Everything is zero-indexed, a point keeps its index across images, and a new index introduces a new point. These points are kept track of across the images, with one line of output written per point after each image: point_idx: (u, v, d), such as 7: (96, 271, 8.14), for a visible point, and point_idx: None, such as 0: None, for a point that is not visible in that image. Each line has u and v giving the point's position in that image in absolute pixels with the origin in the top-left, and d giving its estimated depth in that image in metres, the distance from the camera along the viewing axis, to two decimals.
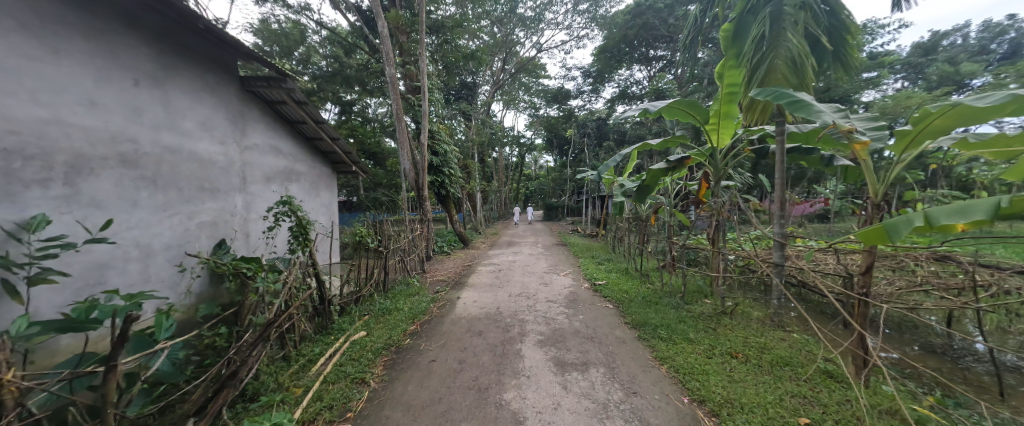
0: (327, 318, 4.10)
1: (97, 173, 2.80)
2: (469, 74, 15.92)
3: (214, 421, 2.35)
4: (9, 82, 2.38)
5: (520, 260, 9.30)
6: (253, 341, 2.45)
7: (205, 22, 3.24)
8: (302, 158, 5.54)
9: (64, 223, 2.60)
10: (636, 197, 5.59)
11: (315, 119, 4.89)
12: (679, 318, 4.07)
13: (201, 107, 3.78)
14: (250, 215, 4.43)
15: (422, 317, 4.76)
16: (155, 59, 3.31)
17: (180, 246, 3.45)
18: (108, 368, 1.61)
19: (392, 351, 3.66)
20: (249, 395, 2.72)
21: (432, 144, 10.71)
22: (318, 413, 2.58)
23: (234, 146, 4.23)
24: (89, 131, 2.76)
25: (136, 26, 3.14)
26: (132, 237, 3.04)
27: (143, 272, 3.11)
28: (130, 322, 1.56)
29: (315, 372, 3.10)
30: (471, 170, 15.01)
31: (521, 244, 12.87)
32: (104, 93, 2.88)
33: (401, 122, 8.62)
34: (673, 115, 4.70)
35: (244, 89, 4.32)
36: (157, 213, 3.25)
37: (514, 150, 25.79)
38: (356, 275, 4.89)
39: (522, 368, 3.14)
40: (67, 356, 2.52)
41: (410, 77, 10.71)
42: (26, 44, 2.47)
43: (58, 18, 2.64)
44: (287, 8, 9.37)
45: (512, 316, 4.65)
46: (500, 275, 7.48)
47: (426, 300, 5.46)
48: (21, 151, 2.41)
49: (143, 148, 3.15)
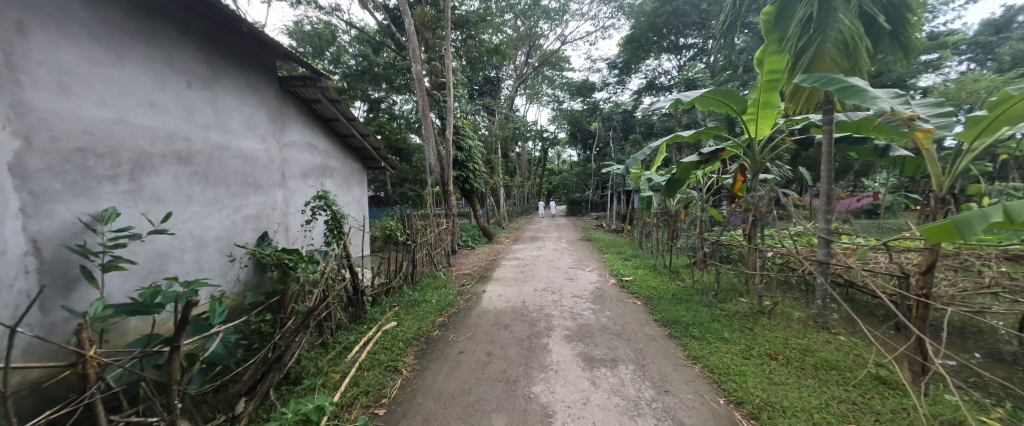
0: (361, 308, 4.28)
1: (156, 169, 3.02)
2: (492, 69, 15.94)
3: (262, 402, 2.52)
4: (83, 86, 2.55)
5: (544, 255, 9.28)
6: (296, 327, 2.60)
7: (248, 25, 3.42)
8: (334, 154, 5.87)
9: (132, 215, 2.83)
10: (666, 191, 5.39)
11: (346, 116, 5.17)
12: (712, 317, 3.93)
13: (244, 107, 4.01)
14: (289, 209, 4.71)
15: (449, 309, 4.87)
16: (204, 62, 3.53)
17: (228, 238, 3.70)
18: (172, 348, 1.76)
19: (422, 342, 3.78)
20: (292, 378, 2.89)
21: (457, 139, 10.84)
22: (355, 397, 2.68)
23: (275, 143, 4.49)
24: (150, 131, 2.98)
25: (187, 31, 3.34)
26: (188, 229, 3.28)
27: (197, 261, 3.35)
28: (193, 306, 1.69)
29: (351, 359, 3.24)
30: (494, 165, 15.09)
31: (544, 239, 12.84)
32: (161, 94, 3.10)
33: (427, 118, 8.78)
34: (705, 106, 4.51)
35: (281, 89, 4.58)
36: (208, 207, 3.49)
37: (536, 145, 25.67)
38: (387, 268, 5.07)
39: (549, 362, 3.14)
40: (136, 336, 2.75)
41: (436, 74, 10.89)
42: (94, 50, 2.63)
43: (121, 25, 2.82)
44: (319, 9, 9.73)
45: (537, 311, 4.66)
46: (523, 269, 7.50)
47: (453, 292, 5.59)
48: (94, 150, 2.60)
49: (195, 146, 3.39)
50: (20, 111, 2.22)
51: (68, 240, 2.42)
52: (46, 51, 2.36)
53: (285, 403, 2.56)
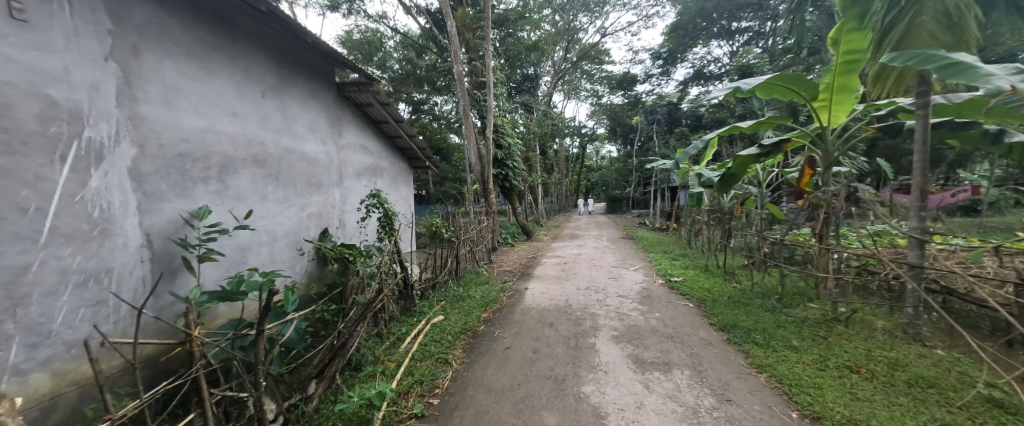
0: (411, 301, 4.47)
1: (237, 171, 3.37)
2: (530, 66, 15.91)
3: (330, 385, 2.72)
4: (181, 99, 2.90)
5: (585, 253, 9.11)
6: (356, 317, 2.79)
7: (313, 37, 3.71)
8: (384, 155, 6.20)
9: (220, 213, 3.18)
10: (720, 187, 4.94)
11: (395, 118, 5.44)
12: (777, 323, 3.62)
13: (308, 113, 4.36)
14: (346, 207, 5.05)
15: (493, 305, 4.96)
16: (276, 73, 3.89)
17: (296, 233, 4.05)
18: (258, 332, 1.96)
19: (469, 336, 3.88)
20: (354, 364, 3.10)
21: (497, 137, 10.96)
22: (411, 386, 2.82)
23: (334, 146, 4.84)
24: (233, 137, 3.34)
25: (262, 46, 3.70)
26: (264, 225, 3.63)
27: (271, 254, 3.70)
28: (274, 294, 1.87)
29: (404, 349, 3.40)
30: (533, 162, 15.06)
31: (584, 237, 12.60)
32: (241, 104, 3.46)
33: (467, 117, 8.96)
34: (768, 93, 4.10)
35: (339, 95, 4.91)
36: (280, 205, 3.84)
37: (575, 141, 25.23)
38: (433, 263, 5.26)
39: (598, 362, 3.07)
40: (224, 320, 3.09)
41: (476, 74, 11.06)
42: (190, 67, 2.99)
43: (211, 44, 3.18)
44: (367, 18, 10.29)
45: (582, 310, 4.58)
46: (564, 267, 7.42)
47: (496, 289, 5.68)
48: (191, 155, 2.95)
49: (268, 150, 3.74)
50: (136, 122, 2.57)
51: (173, 234, 2.78)
52: (154, 70, 2.71)
53: (349, 388, 2.75)
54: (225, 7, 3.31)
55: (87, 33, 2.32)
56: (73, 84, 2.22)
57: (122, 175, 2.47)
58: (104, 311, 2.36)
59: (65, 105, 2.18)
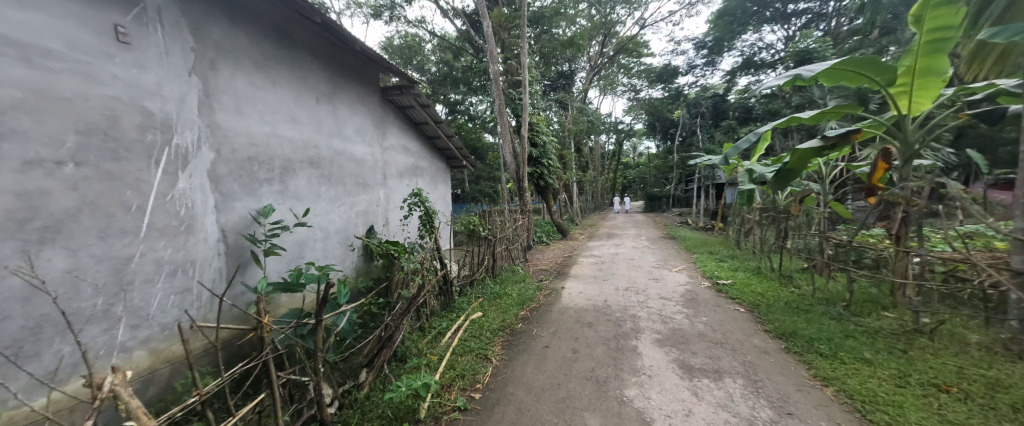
0: (450, 297, 4.59)
1: (296, 173, 3.65)
2: (565, 63, 15.70)
3: (379, 375, 2.86)
4: (250, 108, 3.19)
5: (623, 253, 8.85)
6: (402, 311, 2.92)
7: (362, 45, 3.93)
8: (424, 155, 6.43)
9: (282, 211, 3.47)
10: (777, 183, 4.52)
11: (435, 118, 5.63)
12: (844, 332, 3.29)
13: (356, 116, 4.62)
14: (389, 206, 5.29)
15: (530, 303, 4.97)
16: (329, 81, 4.16)
17: (346, 230, 4.31)
18: (317, 322, 2.11)
19: (508, 333, 3.92)
20: (400, 356, 3.24)
21: (532, 135, 10.95)
22: (453, 379, 2.90)
23: (379, 147, 5.09)
24: (292, 141, 3.61)
25: (316, 55, 3.96)
26: (318, 222, 3.90)
27: (325, 249, 3.96)
28: (330, 286, 2.01)
29: (445, 344, 3.50)
30: (568, 160, 14.86)
31: (621, 236, 12.24)
32: (299, 110, 3.73)
33: (503, 117, 9.02)
34: (833, 79, 3.69)
35: (383, 98, 5.16)
36: (332, 204, 4.10)
37: (612, 137, 24.55)
38: (471, 260, 5.36)
39: (641, 366, 2.97)
40: (286, 309, 3.36)
41: (511, 73, 11.09)
42: (257, 78, 3.28)
43: (274, 56, 3.46)
44: (407, 23, 10.68)
45: (621, 311, 4.45)
46: (601, 267, 7.25)
47: (532, 287, 5.68)
48: (258, 159, 3.23)
49: (322, 152, 4.01)
50: (213, 129, 2.85)
51: (243, 230, 3.07)
52: (227, 81, 2.99)
53: (396, 377, 2.89)
54: (285, 22, 3.59)
55: (174, 52, 2.61)
56: (164, 97, 2.52)
57: (203, 177, 2.76)
58: (189, 298, 2.65)
59: (158, 116, 2.48)
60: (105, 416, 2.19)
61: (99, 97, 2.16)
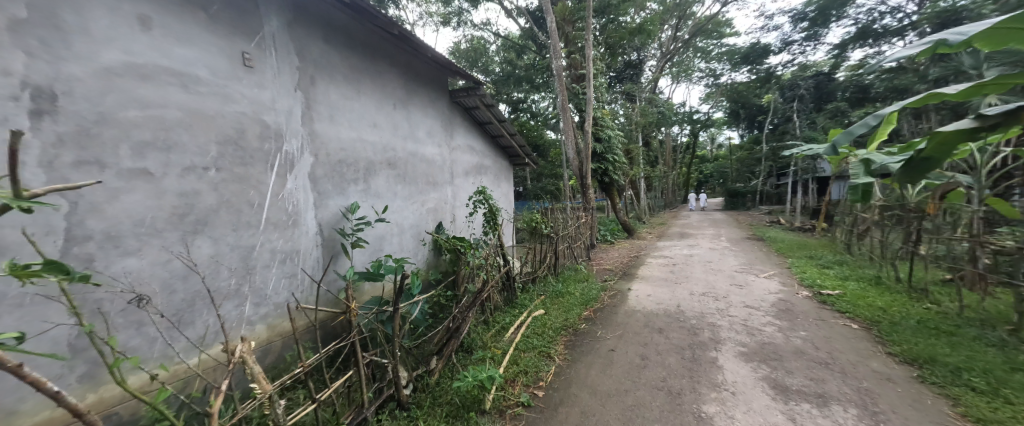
0: (513, 293, 4.65)
1: (377, 174, 4.01)
2: (634, 52, 14.84)
3: (447, 363, 3.01)
4: (340, 116, 3.58)
5: (698, 254, 8.10)
6: (468, 304, 3.03)
7: (433, 51, 4.17)
8: (488, 154, 6.62)
9: (366, 207, 3.84)
10: (909, 178, 3.71)
11: (499, 118, 5.76)
12: (1009, 365, 2.57)
13: (427, 119, 4.91)
14: (456, 203, 5.54)
15: (594, 303, 4.81)
16: (404, 87, 4.48)
17: (418, 226, 4.63)
18: (394, 309, 2.29)
19: (571, 333, 3.84)
20: (466, 347, 3.37)
21: (596, 130, 10.58)
22: (516, 374, 2.93)
23: (447, 147, 5.36)
24: (374, 145, 3.98)
25: (393, 64, 4.30)
26: (395, 218, 4.24)
27: (401, 243, 4.30)
28: (405, 277, 2.16)
29: (509, 338, 3.55)
30: (635, 155, 14.06)
31: (696, 236, 11.21)
32: (380, 116, 4.09)
33: (566, 112, 8.85)
34: (997, 42, 2.87)
35: (451, 101, 5.42)
36: (406, 202, 4.43)
37: (685, 128, 22.60)
38: (533, 258, 5.37)
39: (722, 381, 2.67)
40: (368, 296, 3.73)
41: (575, 67, 10.80)
42: (346, 89, 3.66)
43: (359, 67, 3.83)
44: (473, 27, 11.05)
45: (698, 318, 4.06)
46: (673, 269, 6.72)
47: (596, 287, 5.48)
48: (346, 161, 3.62)
49: (398, 154, 4.35)
50: (312, 137, 3.26)
51: (335, 225, 3.47)
52: (323, 94, 3.39)
53: (463, 367, 3.01)
54: (369, 37, 3.97)
55: (284, 71, 3.04)
56: (276, 110, 2.95)
57: (304, 178, 3.18)
58: (295, 282, 3.08)
59: (273, 127, 2.92)
60: (236, 376, 2.66)
61: (232, 114, 2.62)
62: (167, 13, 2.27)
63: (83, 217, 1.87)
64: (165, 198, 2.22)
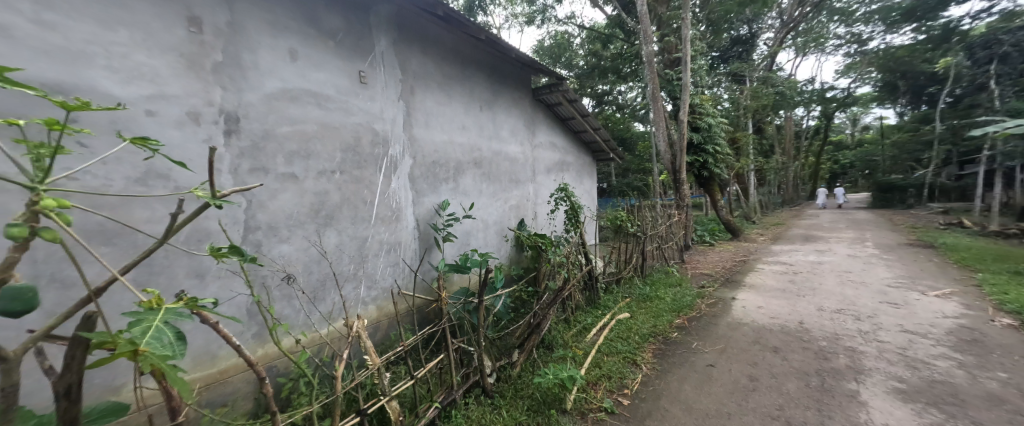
0: (595, 293, 4.48)
1: (465, 173, 4.28)
2: (743, 25, 12.90)
3: (528, 358, 3.05)
4: (434, 120, 3.91)
5: (830, 262, 6.68)
6: (549, 301, 3.03)
7: (517, 51, 4.26)
8: (571, 150, 6.52)
9: (456, 205, 4.14)
10: None
11: (582, 112, 5.63)
12: None
13: (511, 119, 5.06)
14: (538, 200, 5.59)
15: (688, 311, 4.37)
16: (490, 88, 4.68)
17: (502, 223, 4.80)
18: (478, 301, 2.41)
19: (660, 341, 3.56)
20: (547, 343, 3.37)
21: (693, 119, 9.52)
22: (599, 378, 2.83)
23: (530, 145, 5.43)
24: (462, 145, 4.25)
25: (480, 68, 4.52)
26: (481, 215, 4.48)
27: (485, 238, 4.51)
28: (488, 272, 2.25)
29: (591, 340, 3.44)
30: (742, 144, 12.26)
31: (827, 239, 9.25)
32: (467, 118, 4.34)
33: (658, 101, 8.16)
34: None
35: (534, 99, 5.48)
36: (490, 199, 4.63)
37: (812, 109, 18.82)
38: (617, 257, 5.10)
39: (866, 421, 2.15)
40: (457, 287, 4.02)
41: (668, 51, 9.88)
42: (439, 95, 3.97)
43: (450, 74, 4.12)
44: (557, 22, 10.95)
45: (829, 340, 3.34)
46: (793, 278, 5.66)
47: (692, 293, 4.95)
48: (439, 162, 3.94)
49: (484, 154, 4.57)
50: (411, 141, 3.63)
51: (430, 220, 3.82)
52: (420, 102, 3.75)
53: (543, 364, 3.02)
54: (459, 45, 4.24)
55: (390, 84, 3.44)
56: (384, 119, 3.37)
57: (405, 178, 3.57)
58: (398, 271, 3.50)
59: (381, 134, 3.34)
60: (354, 347, 3.15)
61: (352, 124, 3.08)
62: (308, 45, 2.79)
63: (254, 212, 2.40)
64: (305, 196, 2.72)
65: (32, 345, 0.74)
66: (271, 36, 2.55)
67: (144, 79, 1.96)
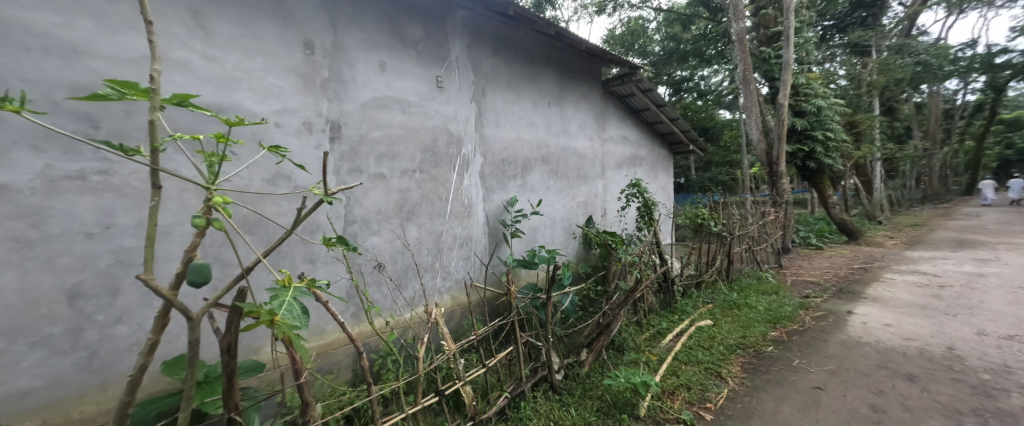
0: (671, 296, 4.16)
1: (533, 169, 4.32)
2: None
3: (598, 360, 2.97)
4: (503, 119, 4.00)
5: (996, 274, 5.22)
6: (619, 302, 2.91)
7: (586, 43, 4.14)
8: (645, 143, 6.15)
9: (524, 201, 4.21)
10: None
11: (658, 102, 5.26)
12: None
13: (580, 113, 4.94)
14: (608, 197, 5.39)
15: (786, 323, 3.82)
16: (558, 84, 4.63)
17: (569, 219, 4.74)
18: (547, 298, 2.42)
19: (751, 354, 3.18)
20: (617, 345, 3.24)
21: (796, 102, 8.22)
22: (677, 387, 2.64)
23: (599, 140, 5.25)
24: (530, 142, 4.29)
25: (548, 64, 4.49)
26: (548, 211, 4.48)
27: (552, 235, 4.50)
28: (556, 268, 2.25)
29: (666, 346, 3.22)
30: (864, 128, 10.21)
31: (992, 245, 7.25)
32: (535, 115, 4.36)
33: (750, 85, 7.23)
34: None
35: (604, 91, 5.28)
36: (558, 195, 4.60)
37: (971, 81, 14.84)
38: (697, 259, 4.68)
39: None
40: (524, 282, 4.10)
41: (764, 26, 8.67)
42: (507, 94, 4.05)
43: (519, 72, 4.18)
44: (630, 8, 10.37)
45: (994, 374, 2.62)
46: (938, 293, 4.56)
47: (792, 304, 4.30)
48: (507, 160, 4.04)
49: (551, 150, 4.55)
50: (481, 140, 3.78)
51: (499, 216, 3.95)
52: (490, 102, 3.88)
53: (614, 366, 2.91)
54: (528, 43, 4.27)
55: (463, 87, 3.62)
56: (458, 120, 3.57)
57: (477, 176, 3.74)
58: (470, 264, 3.69)
59: (455, 134, 3.54)
60: (432, 333, 3.43)
61: (430, 127, 3.33)
62: (394, 56, 3.08)
63: (352, 208, 2.75)
64: (392, 194, 3.02)
65: (207, 310, 0.93)
66: (364, 51, 2.87)
67: (274, 97, 2.38)
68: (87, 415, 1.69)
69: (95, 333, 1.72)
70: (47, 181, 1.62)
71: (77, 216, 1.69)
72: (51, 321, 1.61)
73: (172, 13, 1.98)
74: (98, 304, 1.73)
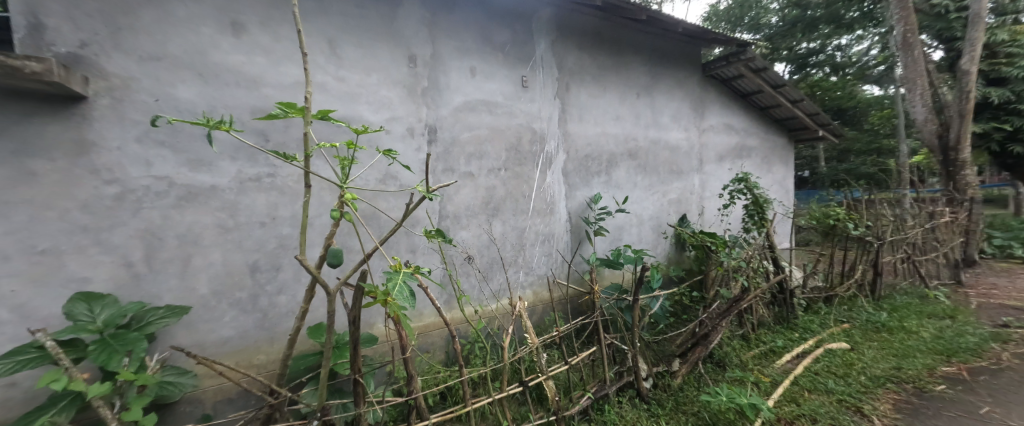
0: (789, 310, 3.54)
1: (619, 165, 4.11)
2: None
3: (692, 372, 2.70)
4: (587, 114, 3.90)
5: None
6: (719, 311, 2.60)
7: (683, 24, 3.77)
8: (756, 131, 5.33)
9: (609, 198, 4.03)
10: None
11: (774, 82, 4.50)
12: None
13: (674, 102, 4.53)
14: (706, 193, 4.84)
15: (965, 358, 2.91)
16: (648, 71, 4.31)
17: (659, 218, 4.40)
18: (634, 300, 2.30)
19: (910, 392, 2.49)
20: (717, 360, 2.89)
21: (991, 65, 6.16)
22: (797, 416, 2.23)
23: (696, 130, 4.73)
24: (617, 136, 4.09)
25: (637, 51, 4.22)
26: (636, 209, 4.22)
27: (639, 234, 4.23)
28: (643, 269, 2.12)
29: (781, 368, 2.77)
30: None
31: None
32: (623, 107, 4.14)
33: (912, 49, 5.67)
34: None
35: (704, 76, 4.74)
36: (646, 191, 4.30)
37: None
38: (827, 267, 3.88)
39: None
40: (608, 282, 3.95)
41: None
42: (593, 87, 3.93)
43: (606, 64, 4.01)
44: None
45: None
46: None
47: (977, 334, 3.26)
48: (592, 156, 3.93)
49: (640, 143, 4.26)
50: (565, 136, 3.75)
51: (581, 213, 3.87)
52: (574, 98, 3.82)
53: (712, 382, 2.61)
54: (615, 32, 4.08)
55: (548, 84, 3.64)
56: (543, 118, 3.61)
57: (561, 172, 3.73)
58: (553, 260, 3.70)
59: (540, 132, 3.59)
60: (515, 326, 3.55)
61: (515, 126, 3.43)
62: (484, 61, 3.26)
63: (446, 204, 3.01)
64: (480, 191, 3.21)
65: (340, 287, 1.13)
66: (458, 59, 3.11)
67: (385, 107, 2.73)
68: (262, 361, 2.21)
69: (266, 299, 2.23)
70: (239, 182, 2.15)
71: (255, 208, 2.20)
72: (240, 287, 2.14)
73: (315, 45, 2.43)
74: (268, 277, 2.24)
